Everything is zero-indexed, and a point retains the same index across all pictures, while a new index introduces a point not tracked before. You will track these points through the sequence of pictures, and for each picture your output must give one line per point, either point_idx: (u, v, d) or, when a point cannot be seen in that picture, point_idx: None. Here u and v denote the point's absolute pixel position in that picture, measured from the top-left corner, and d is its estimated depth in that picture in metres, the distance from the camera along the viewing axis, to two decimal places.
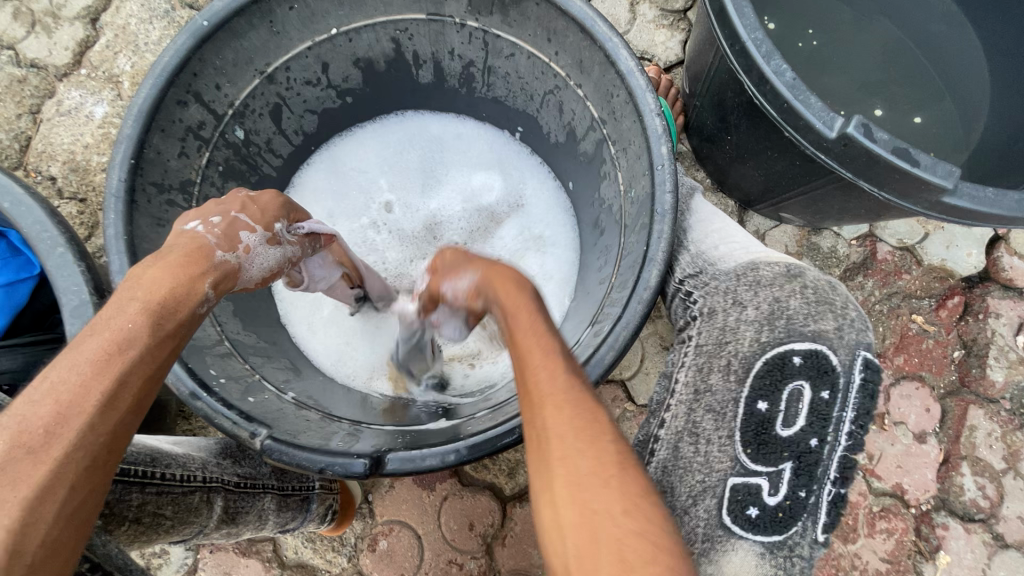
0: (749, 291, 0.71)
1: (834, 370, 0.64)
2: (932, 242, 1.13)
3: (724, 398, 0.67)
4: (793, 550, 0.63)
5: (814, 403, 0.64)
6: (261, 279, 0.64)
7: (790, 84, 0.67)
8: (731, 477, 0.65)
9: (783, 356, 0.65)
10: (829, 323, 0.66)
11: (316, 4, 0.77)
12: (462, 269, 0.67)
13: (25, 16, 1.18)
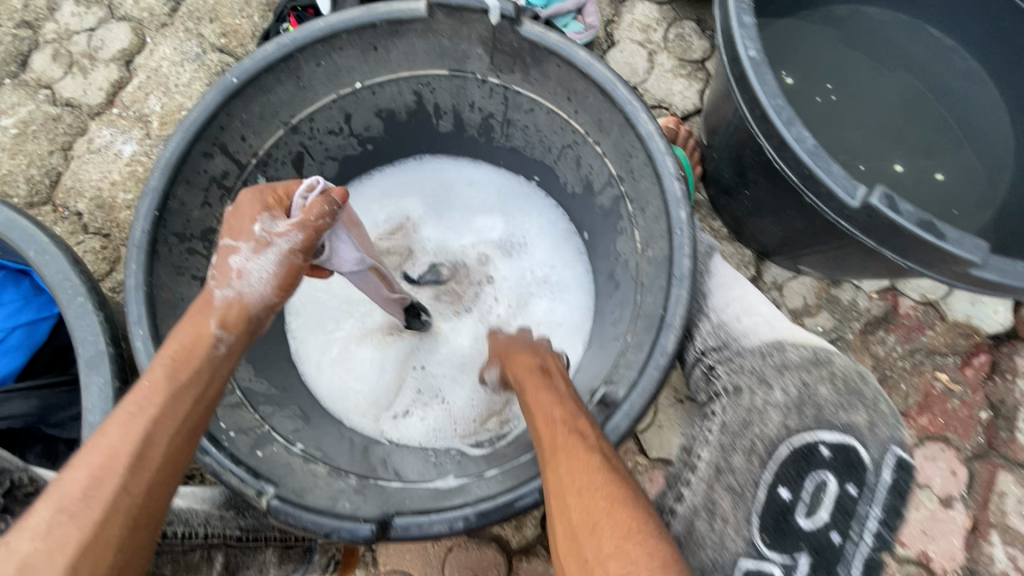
0: (775, 372, 0.70)
1: (860, 466, 0.66)
2: (956, 298, 1.10)
3: (745, 479, 0.66)
4: None
5: (839, 497, 0.65)
6: (271, 285, 0.61)
7: (811, 151, 0.67)
8: (745, 561, 0.63)
9: (812, 446, 0.66)
10: (862, 416, 0.68)
11: (342, 60, 0.78)
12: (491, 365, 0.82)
13: (64, 58, 1.23)
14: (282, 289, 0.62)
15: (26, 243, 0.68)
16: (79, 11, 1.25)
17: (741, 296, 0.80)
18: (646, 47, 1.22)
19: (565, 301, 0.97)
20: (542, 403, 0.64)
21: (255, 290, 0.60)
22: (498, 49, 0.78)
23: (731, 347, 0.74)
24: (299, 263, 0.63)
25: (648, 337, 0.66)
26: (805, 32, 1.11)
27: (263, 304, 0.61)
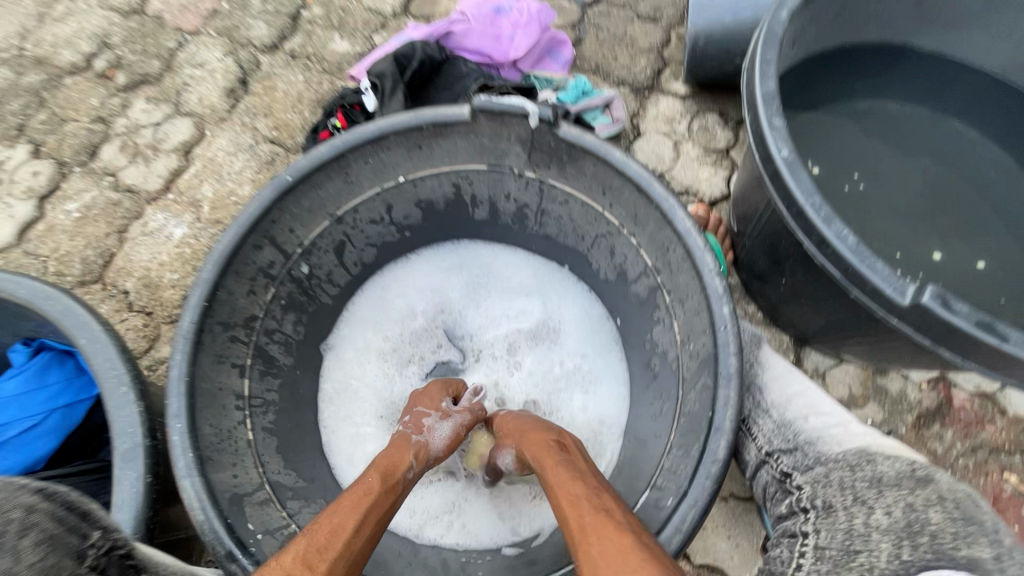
0: (872, 492, 0.60)
1: None
2: (1014, 390, 1.04)
3: None
4: None
5: None
6: (446, 449, 0.77)
7: (853, 249, 0.67)
8: None
9: None
10: (988, 552, 0.50)
11: (388, 157, 0.83)
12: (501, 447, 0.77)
13: (130, 148, 1.34)
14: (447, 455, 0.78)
15: (79, 331, 0.71)
16: (148, 108, 1.38)
17: (800, 390, 0.80)
18: (671, 138, 1.28)
19: (598, 394, 0.95)
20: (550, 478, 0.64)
21: (439, 450, 0.76)
22: (536, 149, 0.82)
23: (804, 449, 0.70)
24: (461, 436, 0.80)
25: (699, 437, 0.65)
26: (824, 126, 1.12)
27: (433, 458, 0.75)
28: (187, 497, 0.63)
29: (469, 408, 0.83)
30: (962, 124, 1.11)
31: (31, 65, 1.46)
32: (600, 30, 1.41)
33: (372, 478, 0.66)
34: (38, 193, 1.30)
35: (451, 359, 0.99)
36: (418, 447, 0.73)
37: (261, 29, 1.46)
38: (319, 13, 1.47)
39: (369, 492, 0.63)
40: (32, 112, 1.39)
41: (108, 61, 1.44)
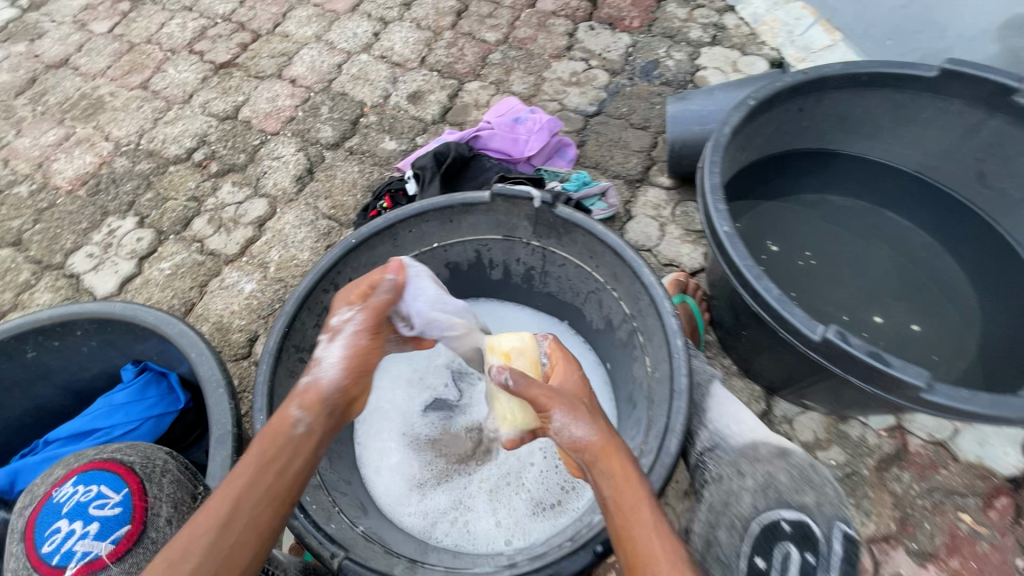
0: (747, 464, 0.87)
1: (815, 536, 0.77)
2: (964, 439, 1.17)
3: (729, 552, 0.81)
4: None
5: (803, 563, 0.76)
6: (343, 368, 0.78)
7: (777, 298, 0.87)
8: None
9: (772, 521, 0.80)
10: (808, 498, 0.81)
11: (427, 228, 1.09)
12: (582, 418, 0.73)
13: (215, 221, 1.65)
14: (351, 374, 0.79)
15: (189, 346, 0.94)
16: (233, 190, 1.71)
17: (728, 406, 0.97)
18: (657, 220, 1.54)
19: None
20: (625, 491, 0.69)
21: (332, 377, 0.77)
22: (539, 224, 1.08)
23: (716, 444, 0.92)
24: (361, 344, 0.81)
25: (657, 439, 0.82)
26: (777, 214, 1.36)
27: (333, 389, 0.77)
28: None
29: (361, 319, 0.83)
30: (894, 212, 1.34)
31: (145, 156, 1.83)
32: (599, 135, 1.74)
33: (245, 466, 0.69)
34: (140, 254, 1.60)
35: (449, 397, 1.17)
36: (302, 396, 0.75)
37: (328, 132, 1.83)
38: (374, 120, 1.84)
39: (249, 470, 0.69)
40: (142, 192, 1.74)
41: (205, 153, 1.82)
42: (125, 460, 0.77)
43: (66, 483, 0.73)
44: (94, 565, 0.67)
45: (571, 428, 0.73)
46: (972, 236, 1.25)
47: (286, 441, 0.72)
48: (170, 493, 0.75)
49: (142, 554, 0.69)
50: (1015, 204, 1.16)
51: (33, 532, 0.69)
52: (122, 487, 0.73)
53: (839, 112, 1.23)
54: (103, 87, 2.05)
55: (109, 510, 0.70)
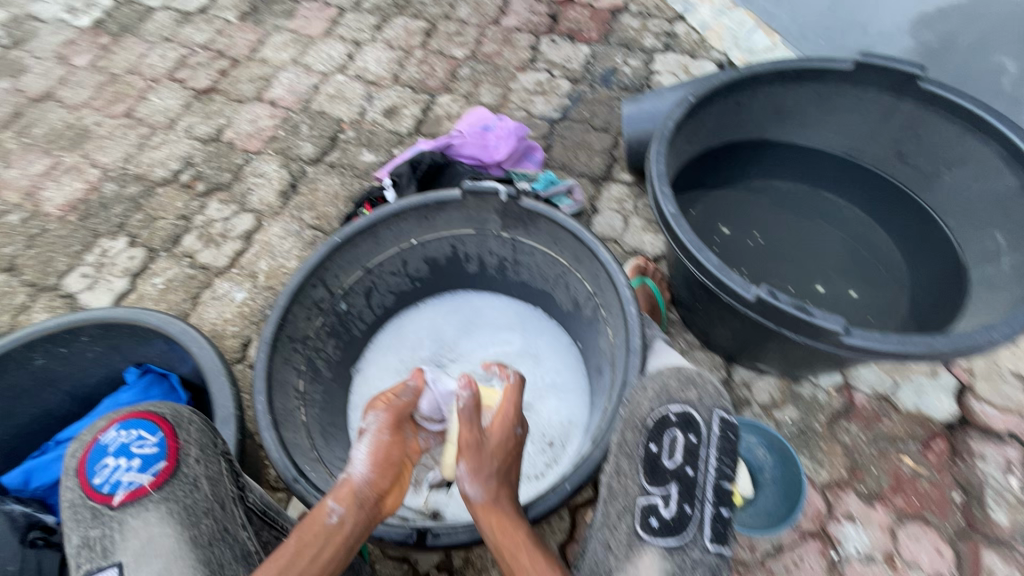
0: (648, 385, 0.81)
1: (697, 420, 0.76)
2: (904, 390, 1.29)
3: (630, 444, 0.76)
4: (689, 558, 0.68)
5: (687, 445, 0.74)
6: (371, 465, 0.73)
7: (716, 266, 0.99)
8: (639, 500, 0.72)
9: (662, 414, 0.77)
10: (693, 393, 0.79)
11: (405, 226, 1.19)
12: (478, 479, 0.75)
13: (205, 237, 1.73)
14: (379, 469, 0.73)
15: (192, 342, 1.03)
16: (220, 207, 1.80)
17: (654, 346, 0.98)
18: (621, 213, 1.66)
19: (567, 398, 1.24)
20: (504, 537, 0.70)
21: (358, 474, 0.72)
22: (507, 216, 1.19)
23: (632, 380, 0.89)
24: (384, 440, 0.76)
25: (617, 393, 0.93)
26: (727, 200, 1.49)
27: (366, 485, 0.72)
28: (267, 446, 0.89)
29: (388, 411, 0.79)
30: (829, 192, 1.47)
31: (133, 180, 1.91)
32: (564, 139, 1.86)
33: (281, 548, 0.65)
34: (132, 272, 1.68)
35: None
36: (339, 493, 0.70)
37: (309, 148, 1.93)
38: (353, 135, 1.95)
39: (276, 570, 0.62)
40: (131, 213, 1.82)
41: (191, 174, 1.90)
42: (159, 409, 0.78)
43: (109, 427, 0.74)
44: (137, 494, 0.69)
45: (466, 485, 0.75)
46: (898, 208, 1.39)
47: (320, 530, 0.67)
48: (198, 437, 0.77)
49: (178, 487, 0.71)
50: (929, 178, 1.31)
51: (84, 468, 0.72)
52: (157, 430, 0.75)
53: (772, 104, 1.36)
54: (88, 117, 2.13)
55: (148, 449, 0.72)
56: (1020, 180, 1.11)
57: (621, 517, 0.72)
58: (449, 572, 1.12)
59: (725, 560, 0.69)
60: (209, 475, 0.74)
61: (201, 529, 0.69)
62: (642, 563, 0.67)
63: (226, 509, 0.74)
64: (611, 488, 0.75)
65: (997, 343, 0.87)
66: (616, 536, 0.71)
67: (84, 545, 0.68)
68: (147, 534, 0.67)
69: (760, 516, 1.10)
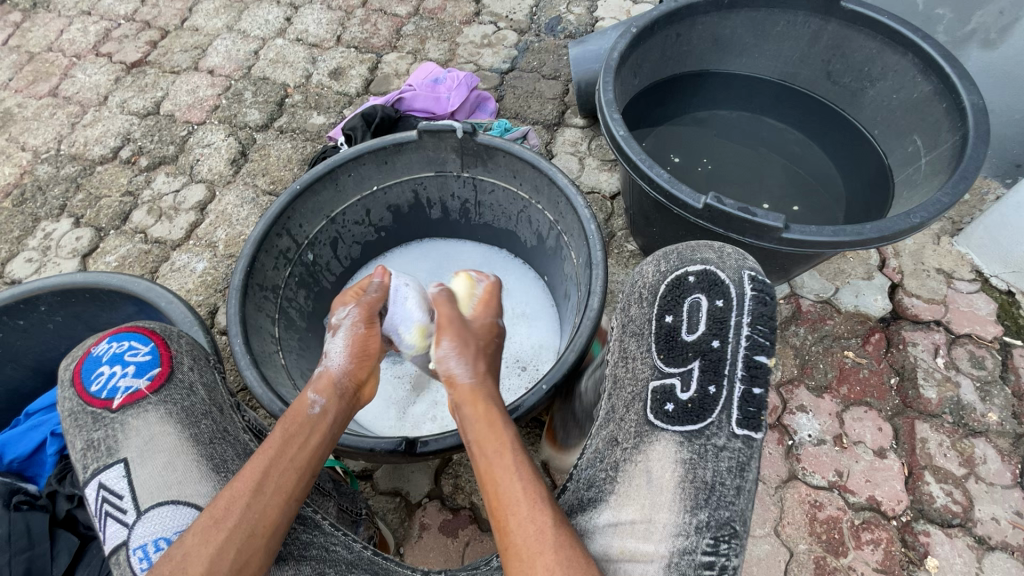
0: (658, 256, 0.83)
1: (722, 282, 0.73)
2: (844, 293, 1.41)
3: (642, 321, 0.80)
4: (709, 438, 0.68)
5: (711, 312, 0.73)
6: (349, 356, 0.78)
7: (667, 180, 1.05)
8: (653, 382, 0.75)
9: (678, 280, 0.77)
10: (713, 254, 0.77)
11: (365, 172, 1.20)
12: (464, 360, 0.80)
13: (155, 211, 1.68)
14: (357, 359, 0.79)
15: (159, 298, 1.02)
16: (168, 180, 1.74)
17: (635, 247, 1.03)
18: (577, 155, 1.71)
19: (538, 328, 1.30)
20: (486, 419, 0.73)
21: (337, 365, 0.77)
22: (465, 153, 1.20)
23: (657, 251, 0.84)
24: (360, 333, 0.82)
25: (585, 304, 0.99)
26: (674, 132, 1.55)
27: (344, 374, 0.77)
28: (250, 382, 0.90)
29: (365, 309, 0.85)
30: (769, 118, 1.55)
31: (68, 160, 1.82)
32: (516, 89, 1.88)
33: (267, 442, 0.67)
34: (82, 252, 1.61)
35: None
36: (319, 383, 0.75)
37: (255, 115, 1.88)
38: (300, 99, 1.91)
39: (266, 450, 0.65)
40: (71, 194, 1.74)
41: (132, 150, 1.82)
42: (149, 325, 0.82)
43: (102, 342, 0.79)
44: (136, 397, 0.74)
45: (453, 361, 0.79)
46: (832, 127, 1.48)
47: (304, 420, 0.70)
48: (189, 348, 0.82)
49: (174, 390, 0.75)
50: (855, 94, 1.40)
51: (79, 378, 0.76)
52: (148, 341, 0.79)
53: (710, 33, 1.42)
54: (8, 99, 1.99)
55: (141, 357, 0.77)
56: (931, 84, 1.20)
57: (630, 406, 0.76)
58: (441, 499, 1.17)
59: (753, 447, 0.67)
60: (204, 381, 0.79)
61: (201, 427, 0.74)
62: (654, 452, 0.70)
63: (225, 413, 0.79)
64: (618, 378, 0.81)
65: (915, 227, 0.97)
66: (624, 429, 0.75)
67: (88, 446, 0.72)
68: (149, 432, 0.71)
69: None
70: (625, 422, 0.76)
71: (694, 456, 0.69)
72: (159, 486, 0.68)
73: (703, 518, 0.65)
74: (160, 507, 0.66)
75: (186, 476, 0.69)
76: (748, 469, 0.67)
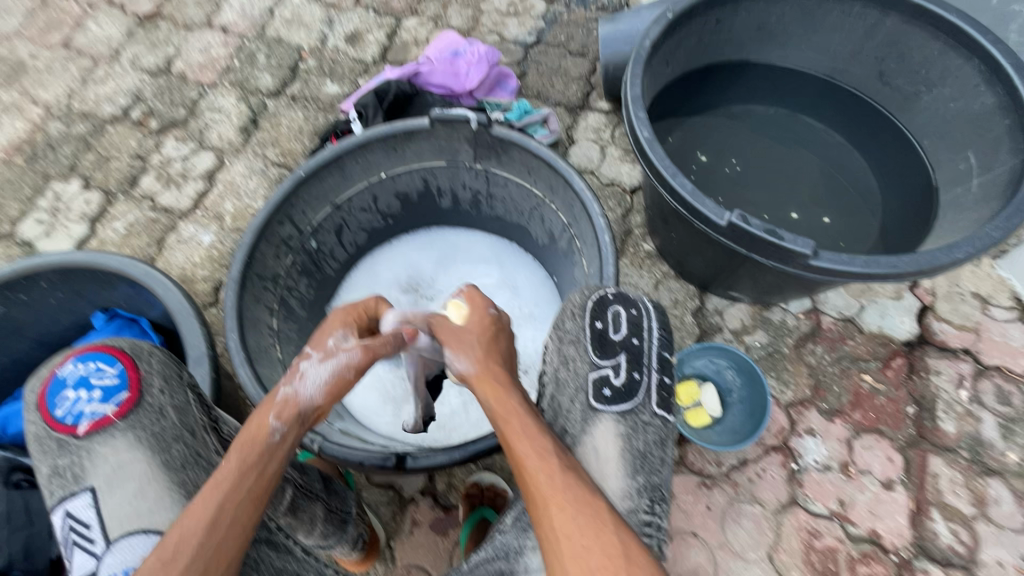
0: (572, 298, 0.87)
1: (634, 296, 0.83)
2: (869, 312, 1.33)
3: (576, 329, 0.81)
4: (638, 417, 0.76)
5: (631, 318, 0.81)
6: (325, 385, 0.72)
7: (690, 192, 0.98)
8: (590, 374, 0.78)
9: (600, 293, 0.83)
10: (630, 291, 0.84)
11: (373, 159, 1.14)
12: (464, 355, 0.74)
13: (164, 178, 1.65)
14: (331, 394, 0.73)
15: (156, 285, 1.00)
16: (178, 145, 1.70)
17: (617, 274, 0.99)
18: (598, 143, 1.62)
19: (543, 330, 1.26)
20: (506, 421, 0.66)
21: (308, 393, 0.71)
22: (479, 145, 1.14)
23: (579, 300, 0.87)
24: (346, 378, 0.74)
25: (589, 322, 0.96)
26: (705, 126, 1.45)
27: (311, 405, 0.71)
28: (242, 381, 0.89)
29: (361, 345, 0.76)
30: (810, 116, 1.44)
31: (79, 118, 1.78)
32: (540, 65, 1.77)
33: (223, 468, 0.62)
34: (90, 217, 1.60)
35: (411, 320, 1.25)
36: (282, 406, 0.69)
37: (268, 79, 1.81)
38: (314, 64, 1.83)
39: (223, 481, 0.61)
40: (82, 154, 1.71)
41: (142, 110, 1.78)
42: (118, 343, 0.81)
43: (66, 363, 0.77)
44: (103, 423, 0.74)
45: (455, 362, 0.74)
46: (876, 132, 1.37)
47: (263, 449, 0.65)
48: (160, 368, 0.80)
49: (144, 415, 0.75)
50: (907, 98, 1.28)
51: (44, 401, 0.76)
52: (116, 362, 0.78)
53: (755, 21, 1.30)
54: (20, 48, 1.94)
55: (108, 380, 0.76)
56: (997, 96, 1.09)
57: (574, 397, 0.76)
58: (434, 496, 1.17)
59: (670, 426, 0.77)
60: (175, 404, 0.78)
61: (173, 453, 0.75)
62: (597, 430, 0.74)
63: (198, 436, 0.79)
64: (559, 377, 0.79)
65: (957, 262, 0.89)
66: (570, 419, 0.75)
67: (54, 472, 0.73)
68: (117, 460, 0.73)
69: (727, 433, 1.18)
70: (565, 413, 0.76)
71: (628, 431, 0.75)
72: (129, 517, 0.69)
73: (641, 482, 0.71)
74: (130, 536, 0.68)
75: (156, 506, 0.70)
76: (665, 443, 0.77)
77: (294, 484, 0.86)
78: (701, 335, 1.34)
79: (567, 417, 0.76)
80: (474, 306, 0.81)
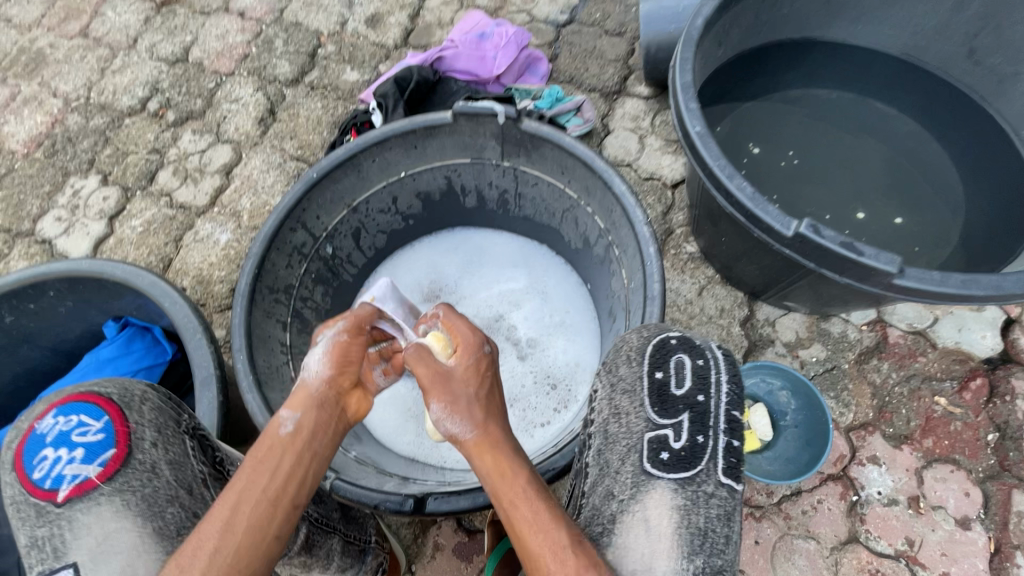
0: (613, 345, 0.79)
1: (700, 342, 0.73)
2: (944, 326, 1.18)
3: (632, 378, 0.73)
4: (701, 487, 0.65)
5: (695, 369, 0.71)
6: (330, 366, 0.67)
7: (750, 197, 0.85)
8: (646, 433, 0.69)
9: (662, 339, 0.74)
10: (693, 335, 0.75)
11: (391, 157, 1.05)
12: (461, 416, 0.61)
13: (181, 173, 1.59)
14: (337, 369, 0.68)
15: (162, 297, 0.94)
16: (194, 138, 1.64)
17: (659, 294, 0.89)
18: (636, 132, 1.48)
19: (576, 344, 1.16)
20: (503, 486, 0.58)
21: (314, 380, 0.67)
22: (507, 141, 1.03)
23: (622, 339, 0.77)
24: (342, 342, 0.70)
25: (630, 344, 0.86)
26: (759, 113, 1.29)
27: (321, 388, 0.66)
28: (250, 409, 0.82)
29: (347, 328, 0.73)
30: (880, 101, 1.27)
31: (98, 110, 1.74)
32: (572, 46, 1.63)
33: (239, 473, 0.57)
34: (109, 214, 1.56)
35: None
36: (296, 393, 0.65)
37: (286, 67, 1.72)
38: (333, 50, 1.73)
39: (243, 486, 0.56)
40: (100, 148, 1.67)
41: (159, 102, 1.72)
42: (104, 389, 0.72)
43: (45, 416, 0.69)
44: (86, 487, 0.66)
45: (446, 424, 0.61)
46: (959, 120, 1.21)
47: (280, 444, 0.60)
48: (151, 418, 0.72)
49: (133, 476, 0.68)
50: (1004, 81, 1.12)
51: (20, 462, 0.68)
52: (102, 414, 0.69)
53: None
54: (40, 38, 1.90)
55: (92, 437, 0.68)
56: None
57: (625, 458, 0.68)
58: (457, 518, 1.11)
59: (738, 499, 0.65)
60: (169, 459, 0.71)
61: (166, 518, 0.67)
62: (651, 499, 0.64)
63: (194, 494, 0.72)
64: (609, 432, 0.72)
65: None
66: (619, 480, 0.67)
67: (33, 544, 0.65)
68: (104, 529, 0.64)
69: (779, 462, 1.06)
70: (615, 476, 0.68)
71: (687, 504, 0.64)
72: None
73: (699, 565, 0.61)
74: None
75: None
76: (734, 520, 0.66)
77: (309, 519, 0.79)
78: (749, 348, 1.22)
79: (616, 479, 0.68)
80: (469, 342, 0.69)
